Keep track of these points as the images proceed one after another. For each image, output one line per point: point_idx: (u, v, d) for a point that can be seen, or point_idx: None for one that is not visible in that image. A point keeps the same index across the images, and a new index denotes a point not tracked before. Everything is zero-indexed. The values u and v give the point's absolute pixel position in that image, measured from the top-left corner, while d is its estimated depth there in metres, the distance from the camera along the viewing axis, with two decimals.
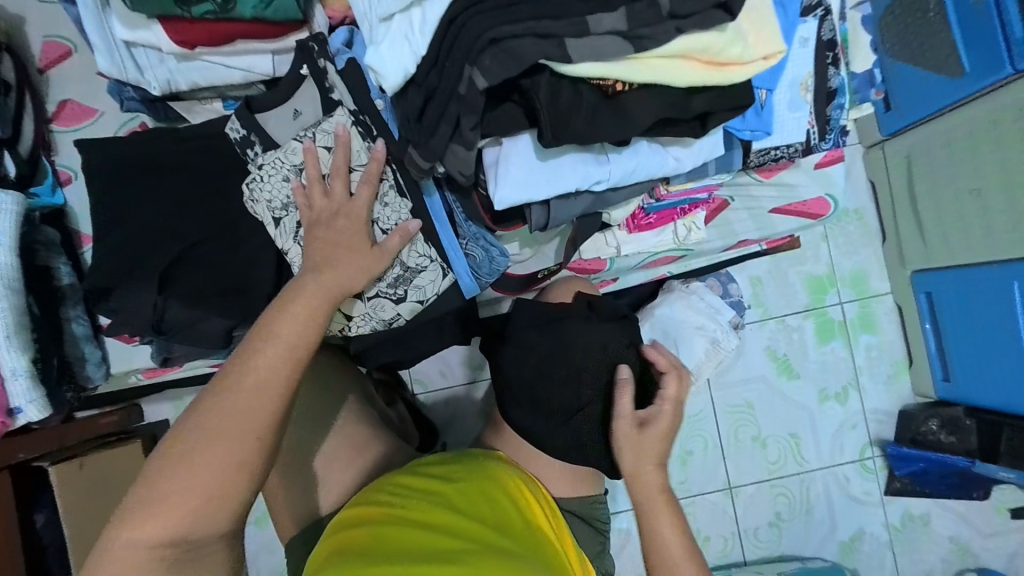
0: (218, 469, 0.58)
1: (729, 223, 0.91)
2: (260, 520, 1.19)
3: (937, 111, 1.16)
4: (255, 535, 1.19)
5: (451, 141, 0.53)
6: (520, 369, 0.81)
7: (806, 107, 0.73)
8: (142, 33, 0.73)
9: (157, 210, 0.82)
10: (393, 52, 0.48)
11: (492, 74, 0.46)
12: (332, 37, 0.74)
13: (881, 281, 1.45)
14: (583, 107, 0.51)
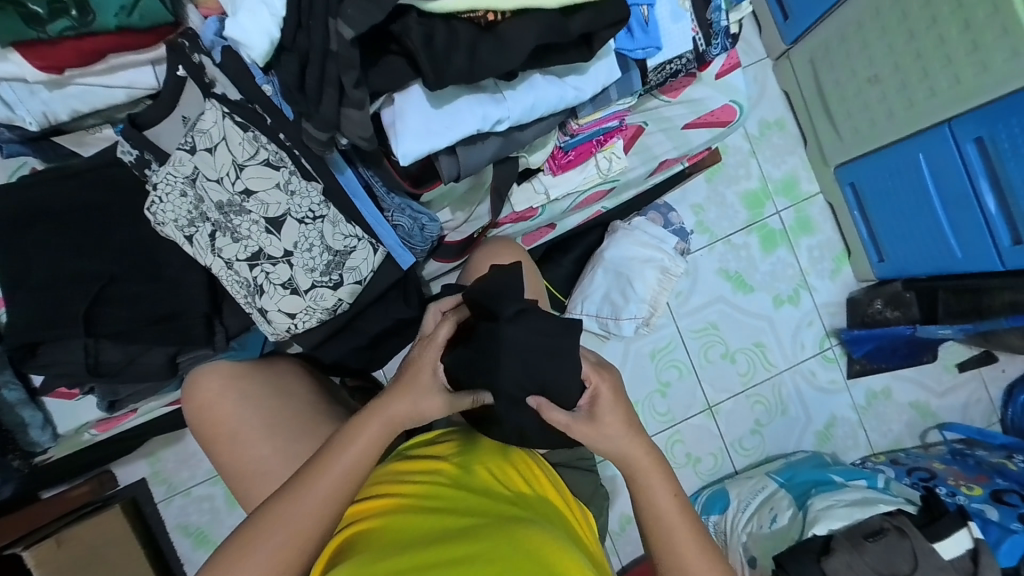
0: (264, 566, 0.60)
1: (648, 147, 0.94)
2: None
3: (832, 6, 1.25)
4: None
5: (341, 105, 0.53)
6: None
7: (687, 16, 0.76)
8: (1, 65, 0.67)
9: (65, 252, 0.78)
10: (254, 21, 0.47)
11: (357, 23, 0.46)
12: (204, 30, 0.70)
13: (810, 183, 1.53)
14: (460, 44, 0.52)
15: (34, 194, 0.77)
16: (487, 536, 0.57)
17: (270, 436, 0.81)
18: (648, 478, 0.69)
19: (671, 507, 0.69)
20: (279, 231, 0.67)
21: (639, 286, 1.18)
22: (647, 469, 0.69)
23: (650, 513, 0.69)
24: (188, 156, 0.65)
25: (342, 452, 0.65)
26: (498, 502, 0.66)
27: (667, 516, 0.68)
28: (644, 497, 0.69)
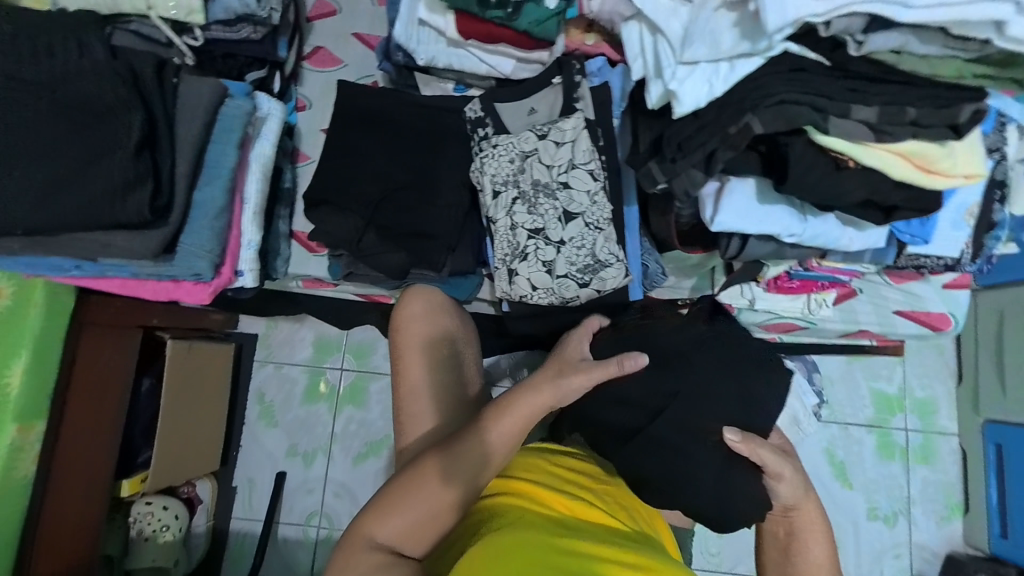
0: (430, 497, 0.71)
1: (853, 310, 1.00)
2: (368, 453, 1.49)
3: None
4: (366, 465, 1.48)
5: (695, 166, 0.66)
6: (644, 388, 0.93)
7: (966, 230, 0.82)
8: (437, 17, 0.93)
9: (379, 154, 0.98)
10: (693, 87, 0.62)
11: (769, 125, 0.59)
12: (588, 63, 0.97)
13: (950, 420, 1.48)
14: (818, 170, 0.63)
15: (385, 108, 1.01)
16: (608, 548, 0.65)
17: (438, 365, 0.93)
18: (804, 519, 0.76)
19: (820, 558, 0.75)
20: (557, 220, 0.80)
21: None
22: (806, 512, 0.76)
23: (792, 558, 0.76)
24: (535, 139, 0.84)
25: (485, 437, 0.75)
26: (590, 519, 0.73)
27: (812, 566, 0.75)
28: (794, 536, 0.76)
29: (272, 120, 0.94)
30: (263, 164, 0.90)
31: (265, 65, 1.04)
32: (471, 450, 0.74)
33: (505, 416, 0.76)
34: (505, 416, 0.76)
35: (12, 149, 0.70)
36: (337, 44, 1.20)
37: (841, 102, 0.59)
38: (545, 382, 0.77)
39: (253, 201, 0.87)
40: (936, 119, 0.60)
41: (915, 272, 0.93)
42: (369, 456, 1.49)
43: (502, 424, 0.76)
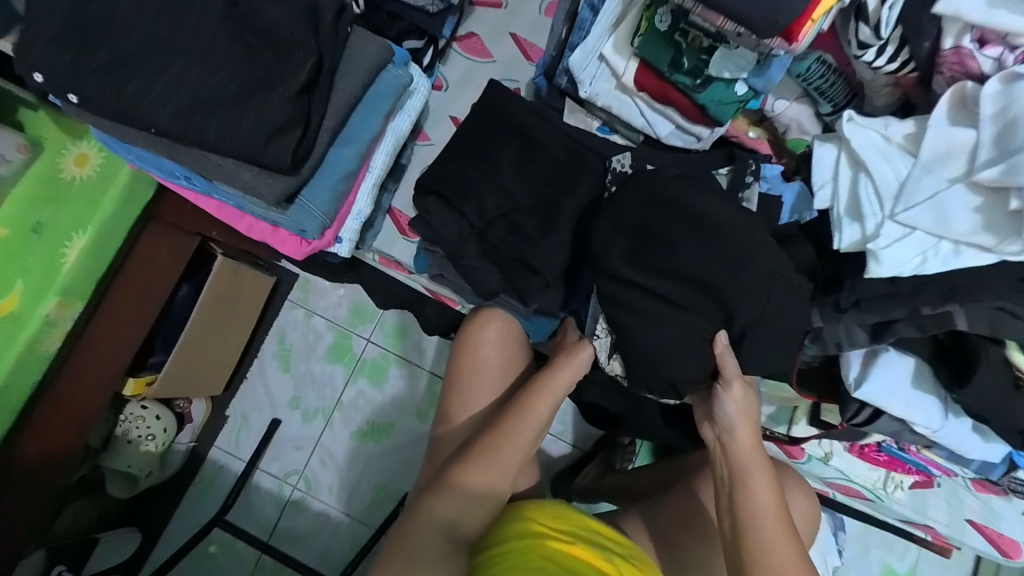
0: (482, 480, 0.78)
1: (925, 501, 0.92)
2: (364, 434, 1.45)
3: None
4: (358, 444, 1.44)
5: (860, 325, 0.61)
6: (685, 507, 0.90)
7: None
8: (618, 58, 0.88)
9: (507, 165, 0.93)
10: (901, 253, 0.56)
11: (974, 323, 0.54)
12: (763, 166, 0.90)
13: None
14: (998, 383, 0.57)
15: (527, 122, 0.96)
16: None
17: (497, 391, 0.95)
18: (755, 483, 0.67)
19: (779, 534, 0.65)
20: (690, 233, 0.66)
21: None
22: (756, 470, 0.68)
23: (744, 523, 0.66)
24: None
25: (523, 422, 0.82)
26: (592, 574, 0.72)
27: (770, 544, 0.65)
28: (742, 497, 0.67)
29: (416, 99, 0.89)
30: (396, 139, 0.86)
31: (424, 37, 0.99)
32: (485, 462, 0.79)
33: (515, 428, 0.81)
34: (514, 429, 0.81)
35: (174, 48, 0.66)
36: (493, 37, 1.15)
37: None
38: (544, 390, 0.83)
39: (375, 174, 0.83)
40: None
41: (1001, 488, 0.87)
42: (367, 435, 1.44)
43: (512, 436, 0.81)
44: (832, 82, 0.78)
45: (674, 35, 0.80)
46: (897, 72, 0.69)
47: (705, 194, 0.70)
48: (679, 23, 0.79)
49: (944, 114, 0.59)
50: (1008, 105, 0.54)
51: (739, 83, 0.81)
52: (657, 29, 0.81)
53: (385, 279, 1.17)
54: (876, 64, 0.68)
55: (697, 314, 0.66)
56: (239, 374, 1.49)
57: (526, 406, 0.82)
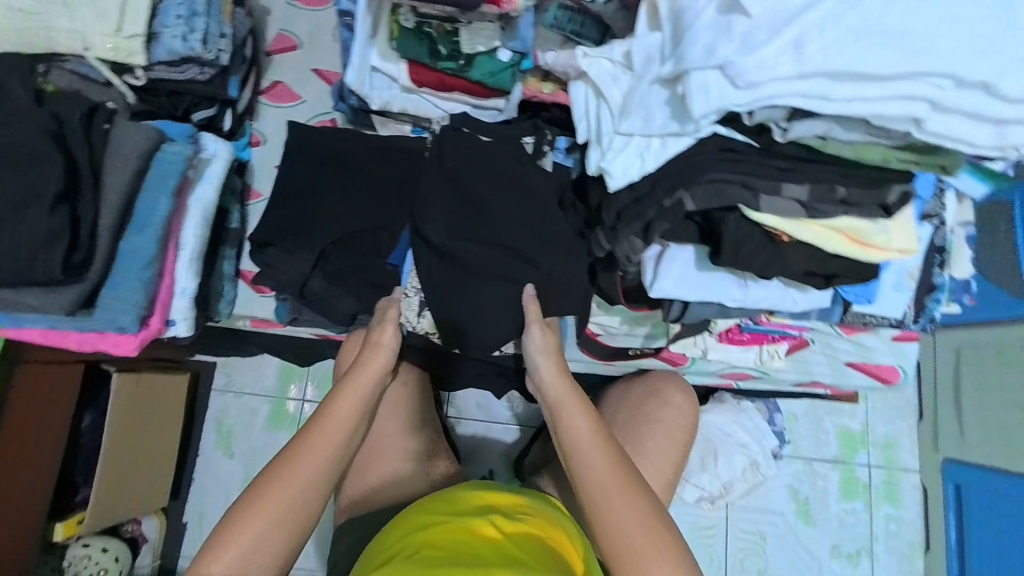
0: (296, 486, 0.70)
1: (806, 361, 0.99)
2: None
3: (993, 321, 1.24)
4: None
5: (634, 234, 0.65)
6: None
7: (908, 292, 0.82)
8: (389, 65, 0.91)
9: (327, 194, 0.94)
10: (625, 162, 0.61)
11: (700, 202, 0.59)
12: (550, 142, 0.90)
13: (912, 458, 1.48)
14: (752, 245, 0.63)
15: (338, 149, 0.98)
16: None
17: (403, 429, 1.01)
18: (570, 407, 0.76)
19: (600, 452, 0.72)
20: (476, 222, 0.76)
21: (722, 464, 1.23)
22: (574, 395, 0.77)
23: (571, 447, 0.74)
24: None
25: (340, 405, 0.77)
26: (475, 534, 0.73)
27: (596, 457, 0.72)
28: (566, 427, 0.75)
29: (218, 163, 0.89)
30: (205, 209, 0.86)
31: (215, 104, 0.99)
32: (286, 487, 0.70)
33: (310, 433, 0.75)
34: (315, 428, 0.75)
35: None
36: (298, 79, 1.17)
37: (771, 182, 0.59)
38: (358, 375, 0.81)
39: (189, 249, 0.83)
40: (866, 199, 0.61)
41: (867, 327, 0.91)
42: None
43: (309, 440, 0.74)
44: (580, 22, 0.81)
45: (422, 28, 0.85)
46: None
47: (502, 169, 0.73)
48: (421, 19, 0.84)
49: (644, 26, 0.65)
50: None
51: (499, 51, 0.87)
52: (406, 27, 0.85)
53: (278, 339, 1.18)
54: None
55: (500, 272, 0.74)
56: (184, 476, 1.46)
57: (337, 396, 0.78)
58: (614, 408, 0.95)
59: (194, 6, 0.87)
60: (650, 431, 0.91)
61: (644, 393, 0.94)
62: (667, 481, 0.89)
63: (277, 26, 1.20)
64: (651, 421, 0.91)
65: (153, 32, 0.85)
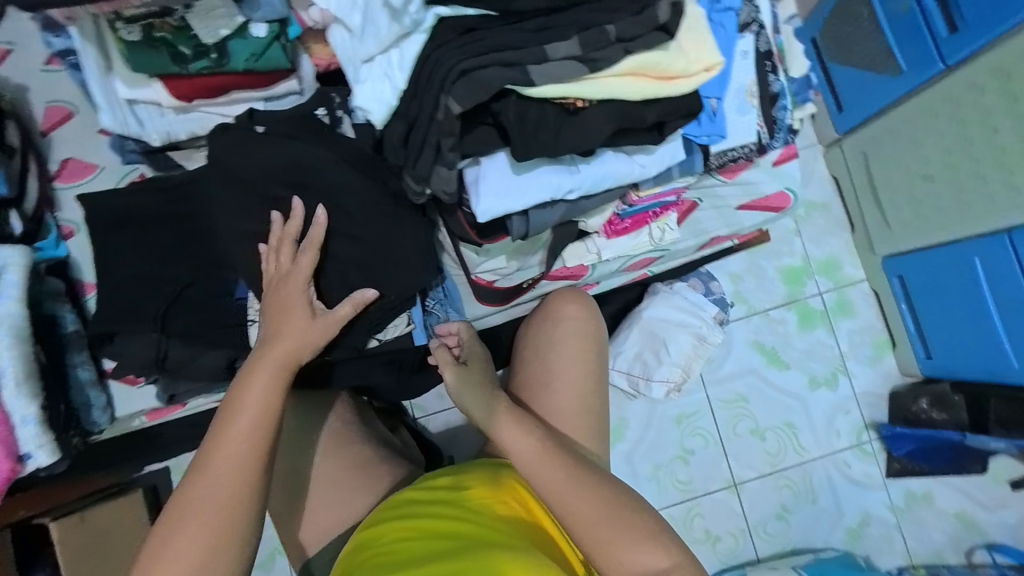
0: (200, 539, 0.63)
1: (699, 222, 0.97)
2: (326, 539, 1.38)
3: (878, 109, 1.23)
4: None
5: (434, 163, 0.59)
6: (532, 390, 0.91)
7: (752, 110, 0.79)
8: (142, 90, 0.79)
9: (145, 254, 0.84)
10: (375, 90, 0.54)
11: (465, 100, 0.52)
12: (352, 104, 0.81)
13: (854, 268, 1.52)
14: (548, 123, 0.57)
15: (143, 203, 0.87)
16: None
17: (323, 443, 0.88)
18: (509, 428, 0.76)
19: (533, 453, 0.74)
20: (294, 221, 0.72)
21: (673, 348, 1.23)
22: (510, 413, 0.77)
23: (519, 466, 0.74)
24: None
25: (233, 440, 0.67)
26: (397, 548, 0.72)
27: (548, 467, 0.73)
28: (514, 451, 0.75)
29: (11, 272, 0.79)
30: (13, 327, 0.77)
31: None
32: (195, 535, 0.63)
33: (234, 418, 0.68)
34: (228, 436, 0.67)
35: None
36: (89, 147, 1.04)
37: (531, 48, 0.53)
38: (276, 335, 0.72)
39: (9, 374, 0.75)
40: (639, 28, 0.55)
41: (742, 164, 0.87)
42: (276, 561, 1.19)
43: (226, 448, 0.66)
44: None
45: (150, 35, 0.74)
46: None
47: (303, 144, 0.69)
48: (144, 26, 0.73)
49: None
50: None
51: (251, 26, 0.76)
52: (132, 41, 0.74)
53: (195, 419, 1.10)
54: None
55: None
56: None
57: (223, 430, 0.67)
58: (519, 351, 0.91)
59: None
60: (552, 352, 0.87)
61: (538, 319, 0.89)
62: (594, 391, 0.86)
63: (40, 97, 1.05)
64: (545, 346, 0.87)
65: None
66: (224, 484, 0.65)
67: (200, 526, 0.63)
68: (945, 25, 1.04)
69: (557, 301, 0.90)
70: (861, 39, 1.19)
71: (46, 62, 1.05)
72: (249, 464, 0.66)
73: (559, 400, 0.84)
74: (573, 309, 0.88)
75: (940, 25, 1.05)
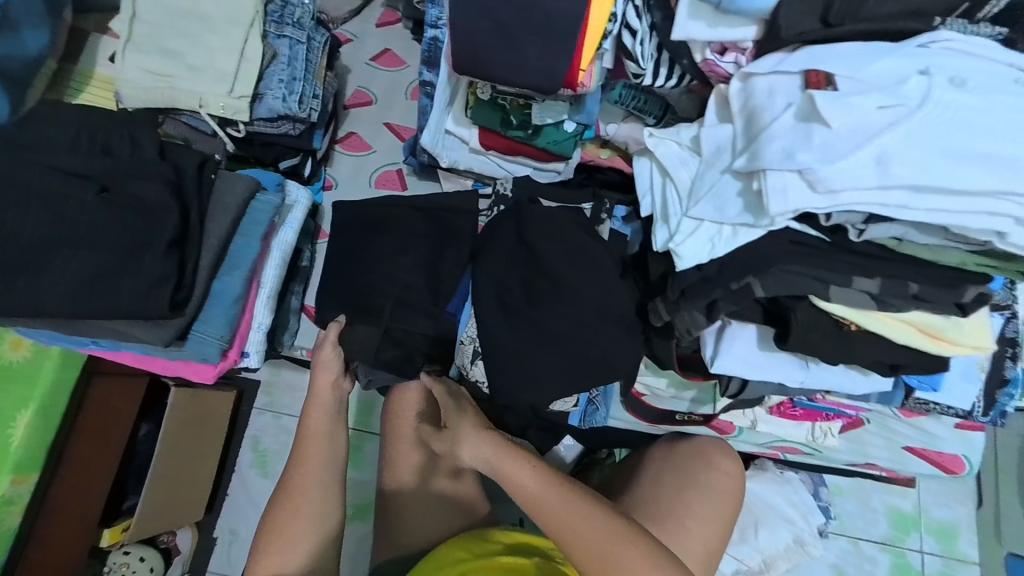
0: (304, 516, 0.82)
1: (860, 441, 0.97)
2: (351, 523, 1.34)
3: None
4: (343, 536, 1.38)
5: (697, 310, 0.67)
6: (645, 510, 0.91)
7: (977, 382, 0.80)
8: (462, 129, 0.97)
9: (390, 242, 1.00)
10: (695, 245, 0.64)
11: (769, 289, 0.61)
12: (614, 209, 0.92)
13: (970, 546, 1.37)
14: (819, 330, 0.63)
15: (404, 199, 1.04)
16: None
17: (429, 455, 0.97)
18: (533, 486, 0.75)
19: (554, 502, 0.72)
20: (538, 287, 0.84)
21: (764, 534, 1.17)
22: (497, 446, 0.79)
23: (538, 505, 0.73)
24: None
25: (310, 423, 0.90)
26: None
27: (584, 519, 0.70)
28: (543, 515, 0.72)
29: (299, 208, 0.97)
30: (284, 249, 0.92)
31: (299, 154, 1.07)
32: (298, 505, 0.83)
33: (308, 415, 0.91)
34: (309, 414, 0.91)
35: (63, 241, 0.73)
36: (371, 131, 1.27)
37: (842, 276, 0.60)
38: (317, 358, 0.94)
39: (268, 285, 0.89)
40: (939, 297, 0.61)
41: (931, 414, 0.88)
42: None
43: (310, 423, 0.90)
44: (644, 99, 0.88)
45: (496, 100, 0.90)
46: (680, 85, 0.77)
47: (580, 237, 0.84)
48: (495, 93, 0.88)
49: (713, 115, 0.68)
50: (747, 99, 0.61)
51: (567, 123, 0.91)
52: (483, 99, 0.90)
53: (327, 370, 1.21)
54: (659, 84, 0.78)
55: (567, 330, 0.81)
56: (219, 495, 1.48)
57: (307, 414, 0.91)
58: (659, 467, 0.94)
59: (294, 71, 0.99)
60: (696, 495, 0.90)
61: (690, 454, 0.94)
62: (711, 549, 0.88)
63: (356, 82, 1.31)
64: (702, 487, 0.90)
65: (258, 94, 0.96)
66: (312, 460, 0.86)
67: (299, 498, 0.83)
68: None
69: (709, 449, 0.94)
70: None
71: (373, 59, 1.33)
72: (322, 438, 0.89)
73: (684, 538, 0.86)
74: (723, 462, 0.93)
75: None
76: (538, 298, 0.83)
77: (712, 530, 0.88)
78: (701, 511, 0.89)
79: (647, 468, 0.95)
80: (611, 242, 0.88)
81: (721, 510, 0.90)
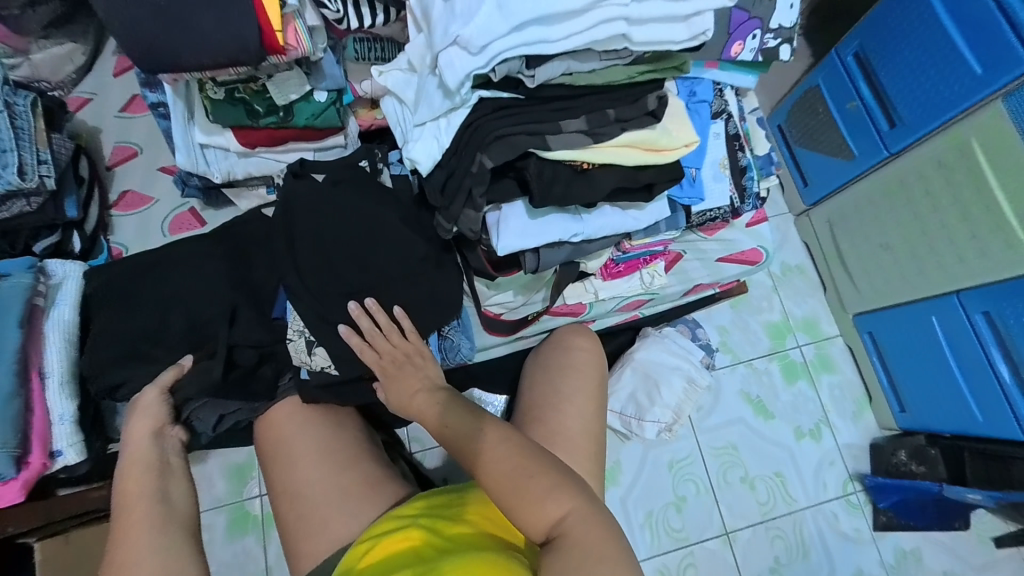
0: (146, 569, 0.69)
1: (685, 271, 1.11)
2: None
3: (836, 188, 1.40)
4: None
5: (464, 206, 0.71)
6: (528, 411, 0.93)
7: (726, 179, 0.96)
8: (216, 137, 0.94)
9: (182, 277, 0.92)
10: (424, 146, 0.71)
11: (496, 158, 0.66)
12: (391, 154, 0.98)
13: (831, 325, 1.54)
14: (559, 180, 0.71)
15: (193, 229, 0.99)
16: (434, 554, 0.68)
17: (314, 455, 0.89)
18: (494, 460, 0.70)
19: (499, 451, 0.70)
20: (346, 251, 0.86)
21: (666, 391, 1.29)
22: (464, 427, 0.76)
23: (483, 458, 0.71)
24: None
25: (131, 471, 0.79)
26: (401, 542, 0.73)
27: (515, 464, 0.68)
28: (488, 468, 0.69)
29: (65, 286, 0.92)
30: (63, 332, 0.88)
31: (56, 229, 1.01)
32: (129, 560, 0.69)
33: (126, 462, 0.80)
34: (128, 465, 0.79)
35: None
36: (145, 182, 1.17)
37: (549, 121, 0.68)
38: (140, 406, 0.84)
39: (57, 373, 0.86)
40: (633, 112, 0.72)
41: (719, 222, 1.01)
42: None
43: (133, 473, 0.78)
44: (380, 48, 0.88)
45: (232, 94, 0.87)
46: (389, 19, 0.80)
47: (364, 197, 0.89)
48: (228, 90, 0.86)
49: (413, 32, 0.73)
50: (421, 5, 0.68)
51: (315, 92, 0.90)
52: (218, 98, 0.87)
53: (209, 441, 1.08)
54: (370, 23, 0.80)
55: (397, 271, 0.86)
56: None
57: (124, 468, 0.79)
58: (535, 369, 0.98)
59: (0, 143, 0.88)
60: (564, 376, 0.94)
61: (552, 346, 1.00)
62: (595, 412, 0.92)
63: (110, 138, 1.19)
64: (568, 367, 0.95)
65: None
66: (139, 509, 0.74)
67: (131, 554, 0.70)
68: (886, 123, 1.24)
69: (569, 330, 1.02)
70: (822, 127, 1.39)
71: (123, 109, 1.21)
72: (144, 480, 0.78)
73: (566, 412, 0.90)
74: (579, 337, 0.99)
75: (882, 123, 1.24)
76: (346, 259, 0.85)
77: (586, 393, 0.93)
78: (573, 380, 0.94)
79: (531, 372, 0.99)
80: (398, 184, 0.95)
81: (587, 370, 0.96)
